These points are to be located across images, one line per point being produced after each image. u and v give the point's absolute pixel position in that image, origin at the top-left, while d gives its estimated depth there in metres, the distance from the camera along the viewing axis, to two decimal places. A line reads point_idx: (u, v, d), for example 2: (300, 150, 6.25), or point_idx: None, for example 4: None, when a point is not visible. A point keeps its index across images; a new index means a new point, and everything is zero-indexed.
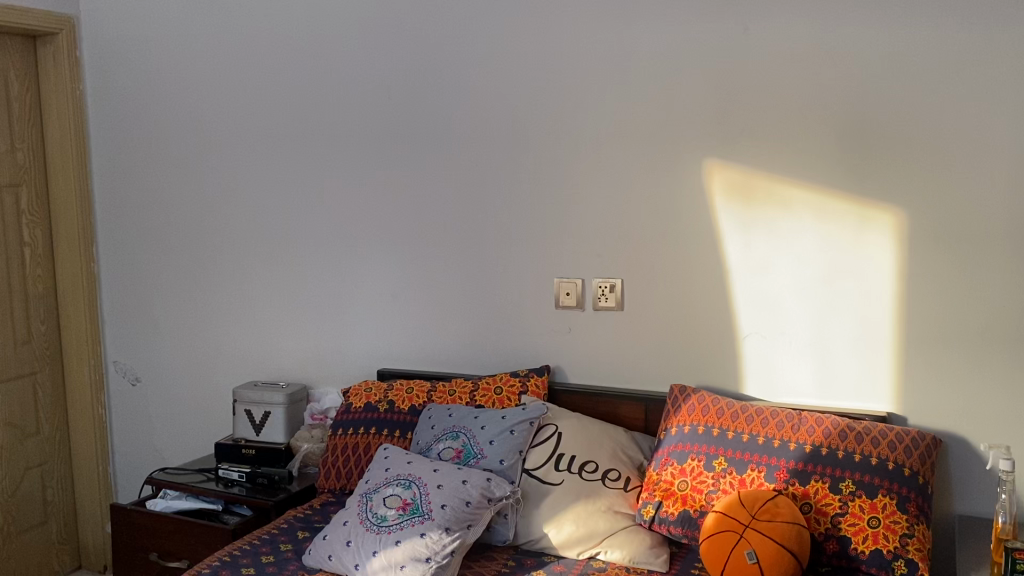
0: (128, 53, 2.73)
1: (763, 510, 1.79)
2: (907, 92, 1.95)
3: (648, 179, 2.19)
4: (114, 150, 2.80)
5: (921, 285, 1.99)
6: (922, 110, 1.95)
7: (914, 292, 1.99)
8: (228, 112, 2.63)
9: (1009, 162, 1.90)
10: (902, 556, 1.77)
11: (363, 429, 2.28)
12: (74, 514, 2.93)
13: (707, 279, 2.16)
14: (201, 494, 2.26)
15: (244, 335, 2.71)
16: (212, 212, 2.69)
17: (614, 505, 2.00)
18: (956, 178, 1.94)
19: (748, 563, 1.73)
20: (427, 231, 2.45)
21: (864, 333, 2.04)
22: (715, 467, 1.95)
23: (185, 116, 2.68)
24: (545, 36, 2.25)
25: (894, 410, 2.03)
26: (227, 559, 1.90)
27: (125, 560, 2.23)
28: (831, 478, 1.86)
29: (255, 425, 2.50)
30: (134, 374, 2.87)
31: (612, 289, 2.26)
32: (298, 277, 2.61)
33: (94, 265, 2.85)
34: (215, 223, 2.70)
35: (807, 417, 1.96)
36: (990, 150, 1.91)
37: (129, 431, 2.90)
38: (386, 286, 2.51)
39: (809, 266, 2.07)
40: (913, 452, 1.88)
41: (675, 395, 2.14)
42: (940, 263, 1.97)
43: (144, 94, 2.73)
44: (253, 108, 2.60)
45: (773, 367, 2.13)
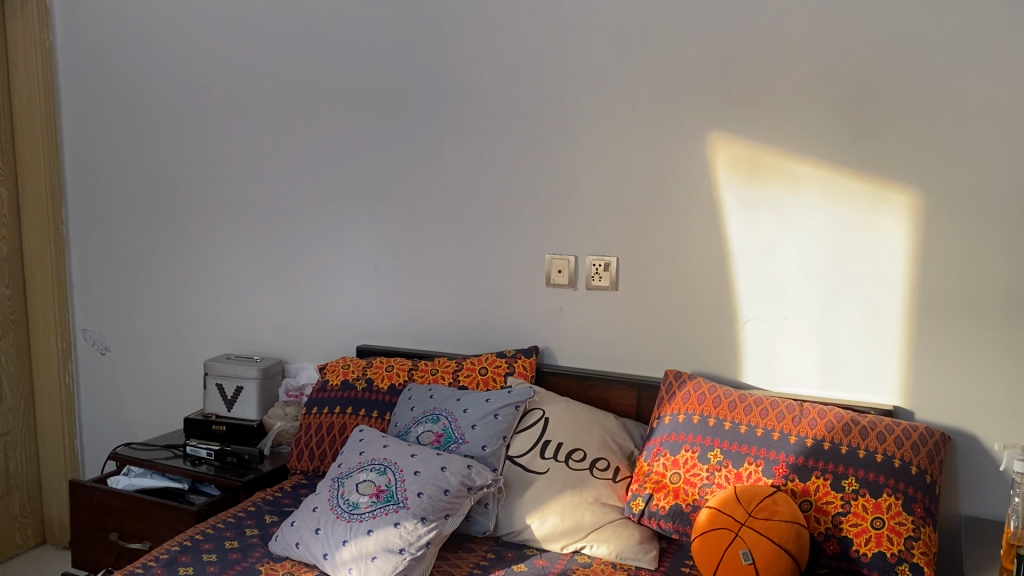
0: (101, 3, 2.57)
1: (760, 508, 1.67)
2: (930, 65, 1.82)
3: (648, 153, 2.06)
4: (85, 106, 2.65)
5: (935, 271, 1.87)
6: (947, 83, 1.81)
7: (927, 278, 1.87)
8: (206, 69, 2.48)
9: None
10: (907, 560, 1.66)
11: (340, 408, 2.16)
12: (39, 487, 2.81)
13: (708, 259, 2.04)
14: (166, 472, 2.15)
15: (219, 305, 2.58)
16: (188, 176, 2.55)
17: (601, 496, 1.88)
18: (980, 157, 1.81)
19: (743, 564, 1.62)
20: (413, 201, 2.31)
21: (873, 322, 1.93)
22: (710, 460, 1.84)
23: (161, 72, 2.54)
24: None
25: (901, 403, 1.92)
26: (187, 544, 1.78)
27: (83, 539, 2.11)
28: (833, 475, 1.75)
29: (227, 400, 2.38)
30: (104, 343, 2.74)
31: (606, 268, 2.13)
32: (276, 246, 2.48)
33: (63, 227, 2.71)
34: (190, 186, 2.56)
35: (809, 409, 1.85)
36: (1022, 127, 1.77)
37: (97, 402, 2.78)
38: (368, 259, 2.38)
39: (816, 248, 1.95)
40: (920, 450, 1.77)
41: (670, 381, 2.02)
42: (956, 249, 1.84)
43: (118, 47, 2.58)
44: (233, 65, 2.45)
45: (774, 354, 2.01)
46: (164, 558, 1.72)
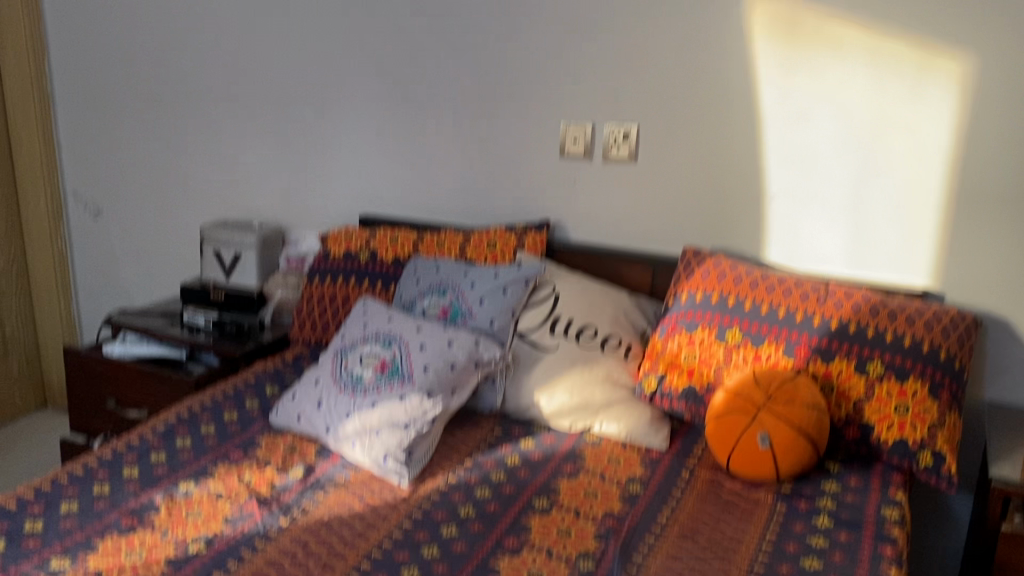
0: None
1: (780, 392, 1.59)
2: None
3: (676, 10, 1.89)
4: None
5: (982, 146, 1.73)
6: None
7: (971, 154, 1.74)
8: None
9: None
10: (929, 447, 1.58)
11: (342, 279, 2.08)
12: (37, 352, 2.77)
13: (736, 129, 1.90)
14: (162, 340, 2.08)
15: (214, 168, 2.45)
16: (177, 28, 2.37)
17: (613, 375, 1.82)
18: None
19: (759, 448, 1.56)
20: (420, 59, 2.15)
21: (909, 200, 1.81)
22: (728, 341, 1.76)
23: None
24: None
25: (932, 286, 1.83)
26: (184, 415, 1.72)
27: (80, 406, 2.07)
28: (857, 359, 1.67)
29: (226, 268, 2.29)
30: (96, 206, 2.63)
31: (626, 137, 2.00)
32: (274, 107, 2.33)
33: (46, 81, 2.55)
34: (180, 38, 2.38)
35: (835, 290, 1.76)
36: None
37: (92, 267, 2.70)
38: (371, 123, 2.24)
39: (854, 118, 1.81)
40: (950, 334, 1.68)
41: (689, 258, 1.93)
42: (1007, 121, 1.70)
43: None
44: None
45: (801, 231, 1.90)
46: (161, 429, 1.66)
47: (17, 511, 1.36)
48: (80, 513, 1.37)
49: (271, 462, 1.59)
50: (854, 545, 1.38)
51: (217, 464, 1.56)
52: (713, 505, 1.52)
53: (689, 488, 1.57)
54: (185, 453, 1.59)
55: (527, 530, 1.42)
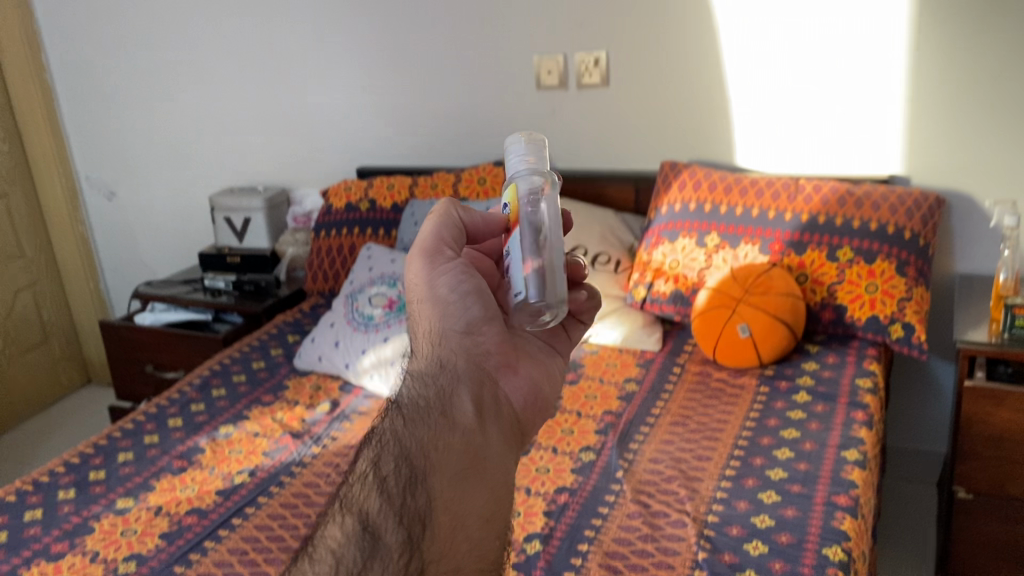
0: None
1: (757, 284, 1.73)
2: None
3: None
4: None
5: (934, 51, 1.81)
6: None
7: (925, 63, 1.83)
8: None
9: None
10: (899, 320, 1.72)
11: (347, 230, 2.25)
12: (74, 329, 3.04)
13: (701, 46, 2.01)
14: (189, 306, 2.27)
15: (219, 148, 2.68)
16: (160, 39, 2.61)
17: (605, 288, 1.97)
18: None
19: (741, 338, 1.69)
20: (389, 32, 2.31)
21: (866, 95, 1.91)
22: (708, 244, 1.90)
23: None
24: None
25: (900, 170, 1.92)
26: (217, 369, 1.90)
27: (122, 373, 2.27)
28: (828, 247, 1.80)
29: (237, 232, 2.51)
30: (110, 190, 2.89)
31: (596, 63, 2.12)
32: (266, 66, 2.50)
33: (52, 93, 2.80)
34: (173, 45, 2.60)
35: (804, 185, 1.88)
36: None
37: (119, 260, 2.97)
38: (359, 88, 2.41)
39: (807, 20, 1.90)
40: (916, 214, 1.79)
41: (666, 172, 2.06)
42: (960, 22, 1.77)
43: None
44: None
45: (766, 132, 2.02)
46: (197, 382, 1.85)
47: (81, 465, 1.56)
48: (135, 461, 1.56)
49: (299, 401, 1.75)
50: (829, 415, 1.52)
51: (252, 407, 1.73)
52: (701, 393, 1.65)
53: (681, 382, 1.71)
54: (221, 401, 1.76)
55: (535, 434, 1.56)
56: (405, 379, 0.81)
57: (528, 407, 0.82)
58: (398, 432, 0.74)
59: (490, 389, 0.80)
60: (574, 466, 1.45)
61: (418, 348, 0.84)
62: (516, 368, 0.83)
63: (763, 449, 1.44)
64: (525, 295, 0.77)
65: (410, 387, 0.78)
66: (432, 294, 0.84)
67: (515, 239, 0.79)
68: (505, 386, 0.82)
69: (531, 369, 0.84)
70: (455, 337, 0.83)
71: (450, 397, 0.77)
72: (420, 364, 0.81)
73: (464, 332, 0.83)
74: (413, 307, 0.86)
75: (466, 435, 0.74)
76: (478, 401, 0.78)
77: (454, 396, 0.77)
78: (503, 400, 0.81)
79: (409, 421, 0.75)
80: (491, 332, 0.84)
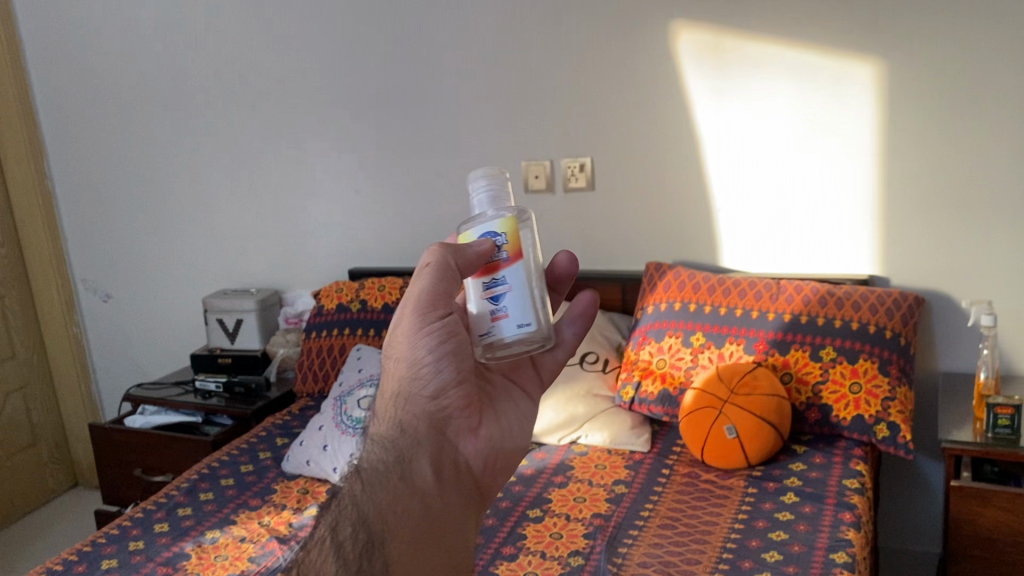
0: None
1: (742, 384, 1.75)
2: None
3: (604, 71, 2.11)
4: (57, 82, 2.78)
5: (905, 157, 1.88)
6: None
7: (897, 169, 1.90)
8: (178, 35, 2.58)
9: (1010, 35, 1.74)
10: (884, 419, 1.73)
11: (337, 330, 2.28)
12: (63, 432, 3.03)
13: (682, 153, 2.09)
14: (179, 408, 2.27)
15: (214, 250, 2.73)
16: (161, 146, 2.70)
17: (593, 388, 1.98)
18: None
19: (727, 438, 1.70)
20: (382, 139, 2.40)
21: (842, 199, 1.96)
22: (693, 343, 1.93)
23: (138, 41, 2.64)
24: None
25: (878, 271, 1.97)
26: (205, 472, 1.89)
27: (109, 477, 2.25)
28: (811, 346, 1.83)
29: (229, 333, 2.53)
30: (105, 291, 2.92)
31: (581, 169, 2.19)
32: (264, 172, 2.58)
33: (52, 199, 2.88)
34: (173, 152, 2.69)
35: (786, 286, 1.92)
36: (991, 21, 1.75)
37: (112, 361, 2.99)
38: (352, 192, 2.48)
39: (785, 128, 1.98)
40: (895, 314, 1.83)
41: (651, 272, 2.11)
42: (927, 131, 1.85)
43: (87, 32, 2.70)
44: (204, 36, 2.55)
45: (747, 235, 2.08)
46: (185, 486, 1.84)
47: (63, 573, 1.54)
48: (119, 568, 1.54)
49: (286, 505, 1.74)
50: (817, 516, 1.52)
51: (238, 512, 1.72)
52: (689, 495, 1.65)
53: (670, 483, 1.71)
54: (208, 505, 1.75)
55: (523, 538, 1.55)
56: (363, 438, 0.80)
57: (483, 472, 0.86)
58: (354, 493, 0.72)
59: (450, 454, 0.84)
60: (562, 571, 1.44)
61: (384, 405, 0.86)
62: (477, 433, 0.87)
63: (751, 552, 1.43)
64: (530, 326, 0.92)
65: (370, 449, 0.79)
66: (411, 351, 0.88)
67: (513, 274, 0.91)
68: (464, 449, 0.85)
69: (492, 434, 0.88)
70: (422, 399, 0.86)
71: (412, 460, 0.79)
72: (383, 425, 0.83)
73: (430, 396, 0.86)
74: (390, 359, 0.90)
75: (424, 499, 0.76)
76: (438, 466, 0.81)
77: (415, 458, 0.79)
78: (460, 465, 0.84)
79: (368, 480, 0.74)
80: (457, 394, 0.87)
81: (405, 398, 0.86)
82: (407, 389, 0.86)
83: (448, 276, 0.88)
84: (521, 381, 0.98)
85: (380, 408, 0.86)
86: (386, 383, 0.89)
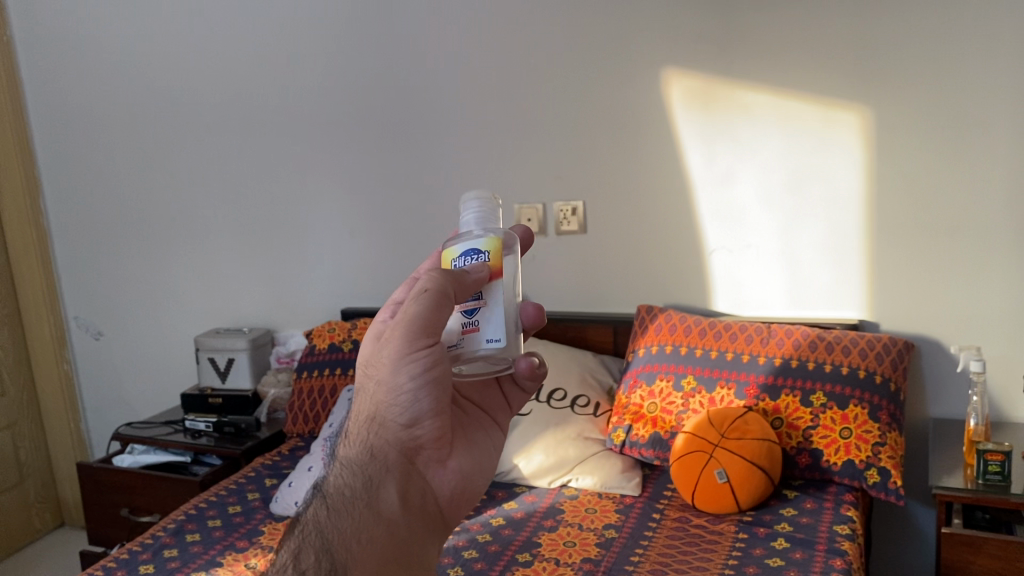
0: (64, 34, 2.72)
1: (732, 428, 1.75)
2: (866, 24, 1.86)
3: (597, 117, 2.14)
4: (56, 123, 2.81)
5: (893, 204, 1.91)
6: (893, 31, 1.84)
7: (885, 215, 1.92)
8: (177, 77, 2.61)
9: (994, 87, 1.78)
10: (874, 464, 1.73)
11: (328, 370, 2.28)
12: (51, 471, 3.00)
13: (673, 198, 2.11)
14: (168, 447, 2.26)
15: (207, 289, 2.74)
16: (157, 186, 2.72)
17: (584, 431, 1.98)
18: (942, 42, 1.80)
19: (718, 482, 1.70)
20: (377, 181, 2.42)
21: (831, 245, 1.98)
22: (685, 387, 1.93)
23: (137, 83, 2.67)
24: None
25: (867, 316, 1.98)
26: (192, 513, 1.88)
27: (95, 517, 2.23)
28: (802, 391, 1.83)
29: (221, 372, 2.53)
30: (97, 329, 2.92)
31: (574, 212, 2.22)
32: (259, 212, 2.60)
33: (47, 238, 2.89)
34: (169, 192, 2.71)
35: (777, 330, 1.94)
36: (975, 73, 1.79)
37: (102, 400, 2.97)
38: (346, 232, 2.49)
39: (775, 174, 2.00)
40: (884, 359, 1.84)
41: (643, 315, 2.12)
42: (915, 178, 1.88)
43: (87, 73, 2.73)
44: (202, 79, 2.58)
45: (737, 279, 2.09)
46: (172, 527, 1.82)
47: None
48: None
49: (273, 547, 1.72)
50: (808, 562, 1.51)
51: (225, 553, 1.70)
52: (680, 539, 1.64)
53: (661, 527, 1.70)
54: (195, 546, 1.73)
55: None
56: (338, 465, 0.90)
57: (452, 502, 0.89)
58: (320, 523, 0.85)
59: (417, 483, 0.88)
60: None
61: (359, 425, 0.90)
62: (448, 464, 0.90)
63: None
64: (500, 345, 0.87)
65: (341, 479, 0.88)
66: (392, 377, 0.86)
67: (498, 298, 0.87)
68: (432, 480, 0.89)
69: (462, 465, 0.90)
70: (396, 427, 0.87)
71: (376, 493, 0.86)
72: (355, 450, 0.89)
73: (405, 425, 0.87)
74: (368, 374, 0.89)
75: (385, 530, 0.85)
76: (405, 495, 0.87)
77: (382, 487, 0.86)
78: (427, 494, 0.88)
79: (333, 510, 0.86)
80: (432, 425, 0.88)
81: (378, 422, 0.88)
82: (382, 412, 0.88)
83: (443, 304, 0.84)
84: (491, 409, 0.99)
85: (356, 426, 0.90)
86: (364, 399, 0.90)
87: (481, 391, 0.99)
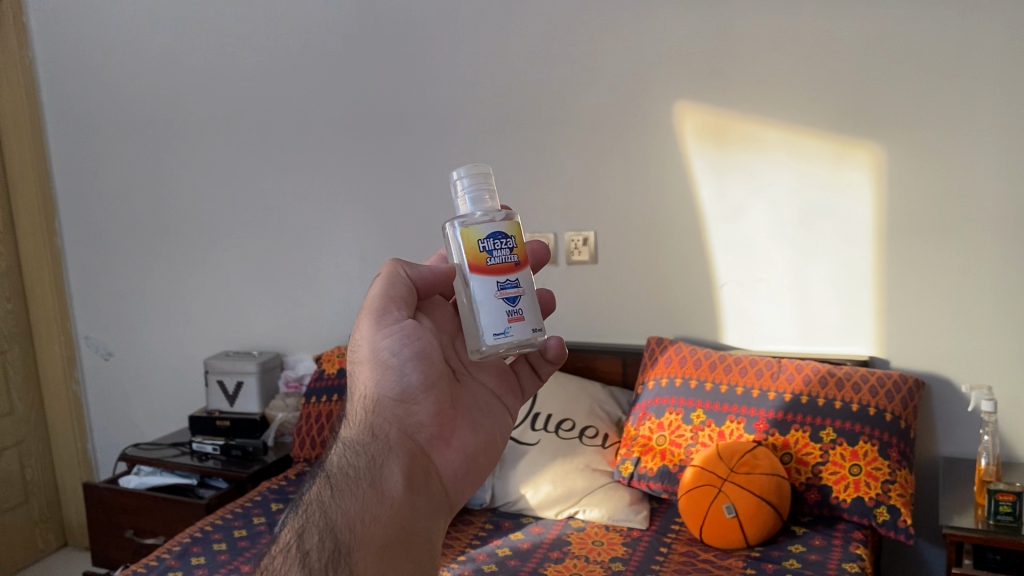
0: (85, 58, 2.76)
1: (741, 463, 1.74)
2: (878, 69, 1.88)
3: (610, 153, 2.16)
4: (73, 145, 2.85)
5: (904, 242, 1.91)
6: (904, 76, 1.86)
7: (896, 254, 1.92)
8: (194, 103, 2.64)
9: (1005, 133, 1.79)
10: (884, 502, 1.72)
11: (336, 396, 2.28)
12: (56, 491, 3.00)
13: (685, 233, 2.12)
14: (176, 470, 2.26)
15: (217, 311, 2.75)
16: (171, 208, 2.75)
17: (592, 462, 1.97)
18: (953, 87, 1.82)
19: (726, 517, 1.69)
20: (389, 208, 2.44)
21: (842, 280, 1.98)
22: (694, 420, 1.92)
23: (155, 107, 2.71)
24: (500, 25, 2.22)
25: (877, 352, 1.98)
26: (197, 536, 1.87)
27: (100, 538, 2.22)
28: (811, 427, 1.82)
29: (229, 396, 2.53)
30: (106, 349, 2.93)
31: (585, 243, 2.23)
32: (271, 236, 2.62)
33: (61, 257, 2.91)
34: (183, 214, 2.73)
35: (787, 365, 1.93)
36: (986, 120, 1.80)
37: (109, 420, 2.97)
38: (357, 259, 2.51)
39: (786, 210, 2.01)
40: (895, 397, 1.84)
41: (653, 347, 2.12)
42: (926, 218, 1.89)
43: (105, 96, 2.77)
44: (219, 105, 2.61)
45: (748, 311, 2.09)
46: (177, 549, 1.82)
47: None
48: None
49: None
50: None
51: None
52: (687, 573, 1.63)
53: (668, 561, 1.68)
54: (199, 570, 1.73)
55: None
56: (339, 448, 0.90)
57: (454, 482, 0.92)
58: (323, 503, 0.83)
59: (423, 461, 0.90)
60: None
61: (355, 411, 0.93)
62: (450, 442, 0.93)
63: None
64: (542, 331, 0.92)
65: (343, 458, 0.88)
66: (376, 355, 0.94)
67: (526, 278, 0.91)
68: (439, 459, 0.92)
69: (465, 444, 0.94)
70: (391, 406, 0.93)
71: (384, 467, 0.86)
72: (356, 432, 0.91)
73: (400, 402, 0.93)
74: (355, 368, 0.96)
75: (392, 505, 0.84)
76: (408, 473, 0.87)
77: (385, 467, 0.86)
78: (434, 472, 0.90)
79: (335, 490, 0.84)
80: (427, 402, 0.93)
81: (373, 404, 0.93)
82: (375, 394, 0.93)
83: (396, 281, 0.98)
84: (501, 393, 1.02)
85: (352, 413, 0.94)
86: (354, 388, 0.96)
87: (503, 387, 1.03)
